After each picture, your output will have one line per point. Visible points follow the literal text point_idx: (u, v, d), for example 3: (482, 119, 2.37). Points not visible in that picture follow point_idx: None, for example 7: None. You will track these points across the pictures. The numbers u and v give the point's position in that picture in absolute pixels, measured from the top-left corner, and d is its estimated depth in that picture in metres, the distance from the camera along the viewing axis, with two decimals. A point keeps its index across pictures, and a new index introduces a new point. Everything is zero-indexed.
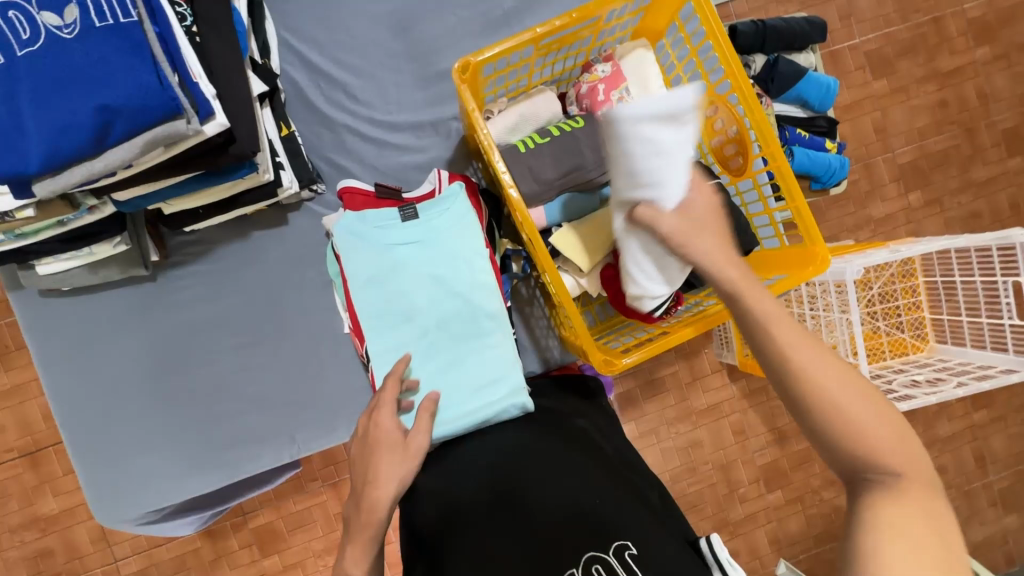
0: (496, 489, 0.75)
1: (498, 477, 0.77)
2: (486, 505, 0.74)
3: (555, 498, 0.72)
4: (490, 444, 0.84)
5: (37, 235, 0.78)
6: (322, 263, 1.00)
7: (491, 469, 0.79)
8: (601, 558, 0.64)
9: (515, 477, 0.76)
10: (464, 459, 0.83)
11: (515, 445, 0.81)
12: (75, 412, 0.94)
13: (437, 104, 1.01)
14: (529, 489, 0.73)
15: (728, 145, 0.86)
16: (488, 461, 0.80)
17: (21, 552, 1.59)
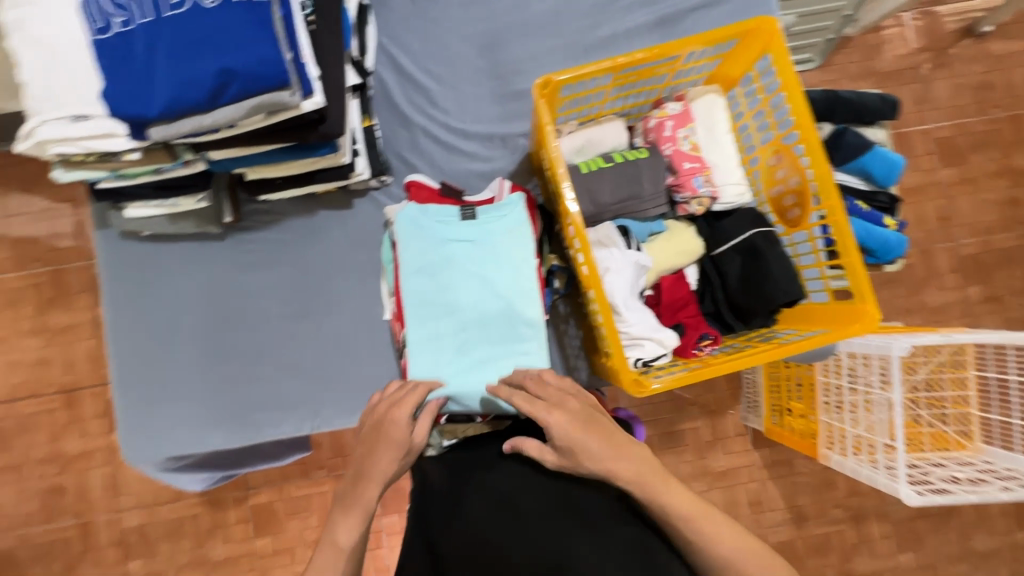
0: (485, 520, 0.71)
1: (487, 507, 0.73)
2: (474, 531, 0.70)
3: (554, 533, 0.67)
4: (486, 467, 0.82)
5: (135, 178, 0.87)
6: (376, 250, 1.04)
7: (487, 493, 0.76)
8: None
9: (511, 506, 0.72)
10: (456, 480, 0.81)
11: (510, 474, 0.79)
12: (126, 348, 1.01)
13: (509, 120, 1.06)
14: (529, 519, 0.70)
15: (788, 196, 0.87)
16: (480, 485, 0.77)
17: (41, 484, 1.70)
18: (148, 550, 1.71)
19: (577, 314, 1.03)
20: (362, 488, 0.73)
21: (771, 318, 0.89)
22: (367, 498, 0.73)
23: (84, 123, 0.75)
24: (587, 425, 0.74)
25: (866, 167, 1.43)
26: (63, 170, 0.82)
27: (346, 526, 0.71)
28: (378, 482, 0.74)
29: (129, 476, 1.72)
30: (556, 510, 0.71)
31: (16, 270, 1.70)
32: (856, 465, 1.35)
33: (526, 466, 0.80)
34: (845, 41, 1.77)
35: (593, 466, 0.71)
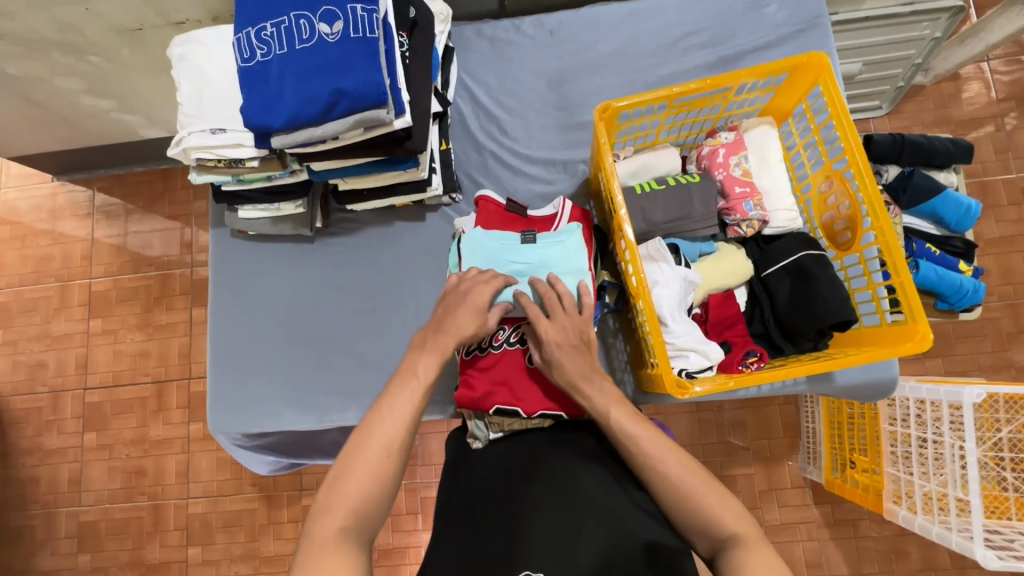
0: (516, 515, 0.78)
1: (514, 508, 0.79)
2: (496, 533, 0.76)
3: (575, 537, 0.74)
4: (512, 464, 0.86)
5: (251, 183, 1.03)
6: (443, 258, 1.15)
7: (512, 491, 0.81)
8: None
9: (535, 506, 0.78)
10: (484, 480, 0.86)
11: (541, 472, 0.83)
12: (223, 331, 1.15)
13: (572, 147, 1.16)
14: (550, 520, 0.76)
15: (839, 220, 0.89)
16: (508, 485, 0.82)
17: (125, 464, 1.89)
18: (207, 538, 1.84)
19: (625, 329, 1.07)
20: (438, 336, 0.87)
21: (820, 340, 0.89)
22: (442, 344, 0.86)
23: (221, 135, 0.93)
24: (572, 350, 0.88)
25: (936, 210, 1.39)
26: (197, 173, 0.99)
27: (423, 364, 0.84)
28: (451, 331, 0.88)
29: (200, 465, 1.88)
30: (577, 515, 0.76)
31: (133, 271, 1.97)
32: (926, 522, 1.25)
33: (553, 465, 0.83)
34: (916, 90, 1.78)
35: (564, 380, 0.88)
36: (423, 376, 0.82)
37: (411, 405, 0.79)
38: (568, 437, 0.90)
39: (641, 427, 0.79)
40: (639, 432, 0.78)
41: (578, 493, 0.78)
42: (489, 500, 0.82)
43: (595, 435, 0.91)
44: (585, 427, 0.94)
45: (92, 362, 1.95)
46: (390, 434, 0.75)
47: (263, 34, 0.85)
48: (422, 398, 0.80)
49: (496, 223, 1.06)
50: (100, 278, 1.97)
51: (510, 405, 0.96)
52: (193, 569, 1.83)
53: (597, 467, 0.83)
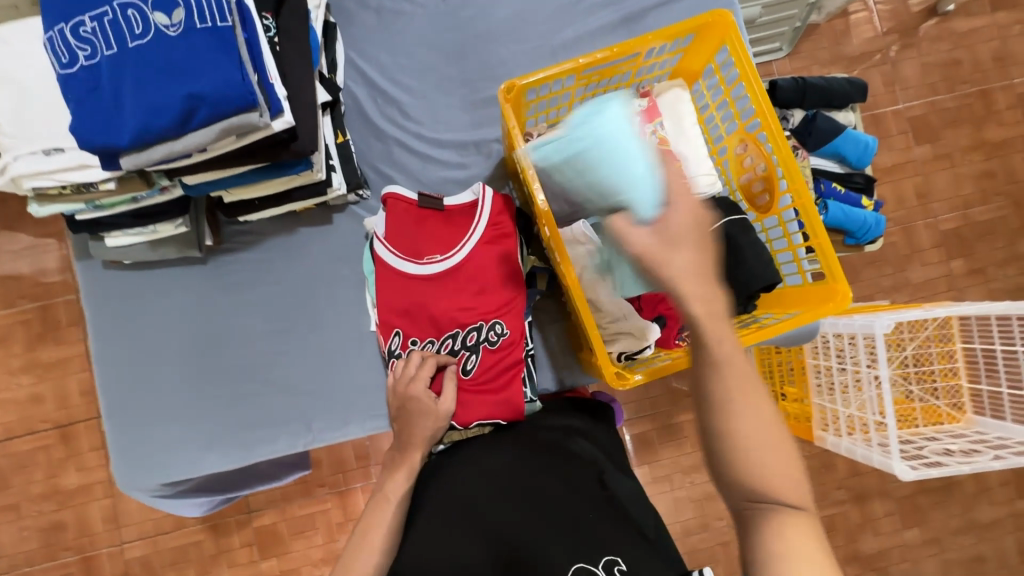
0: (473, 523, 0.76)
1: (470, 509, 0.78)
2: (451, 534, 0.76)
3: (534, 534, 0.73)
4: (465, 468, 0.84)
5: (111, 208, 0.87)
6: (358, 262, 1.05)
7: (469, 496, 0.80)
8: (590, 567, 0.68)
9: (495, 508, 0.77)
10: (442, 488, 0.83)
11: (498, 472, 0.81)
12: (113, 377, 1.01)
13: (482, 126, 1.07)
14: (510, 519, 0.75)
15: (756, 182, 0.88)
16: (461, 487, 0.81)
17: (40, 522, 1.70)
18: None
19: (561, 313, 1.04)
20: (408, 453, 0.87)
21: (749, 304, 0.90)
22: (412, 460, 0.86)
23: (59, 156, 0.77)
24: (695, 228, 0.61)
25: (839, 150, 1.45)
26: (38, 204, 0.83)
27: (395, 484, 0.83)
28: (422, 447, 0.87)
29: (129, 507, 1.72)
30: (541, 512, 0.75)
31: (4, 306, 1.71)
32: (850, 444, 1.35)
33: (510, 464, 0.83)
34: (812, 28, 1.82)
35: (671, 268, 0.59)
36: (394, 496, 0.82)
37: (391, 529, 0.79)
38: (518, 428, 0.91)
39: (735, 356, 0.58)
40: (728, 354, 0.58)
41: (540, 487, 0.78)
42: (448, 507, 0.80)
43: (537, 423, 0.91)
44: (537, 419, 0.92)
45: None
46: (369, 566, 0.75)
47: (82, 30, 0.69)
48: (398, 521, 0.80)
49: (410, 223, 0.97)
50: None
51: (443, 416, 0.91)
52: None
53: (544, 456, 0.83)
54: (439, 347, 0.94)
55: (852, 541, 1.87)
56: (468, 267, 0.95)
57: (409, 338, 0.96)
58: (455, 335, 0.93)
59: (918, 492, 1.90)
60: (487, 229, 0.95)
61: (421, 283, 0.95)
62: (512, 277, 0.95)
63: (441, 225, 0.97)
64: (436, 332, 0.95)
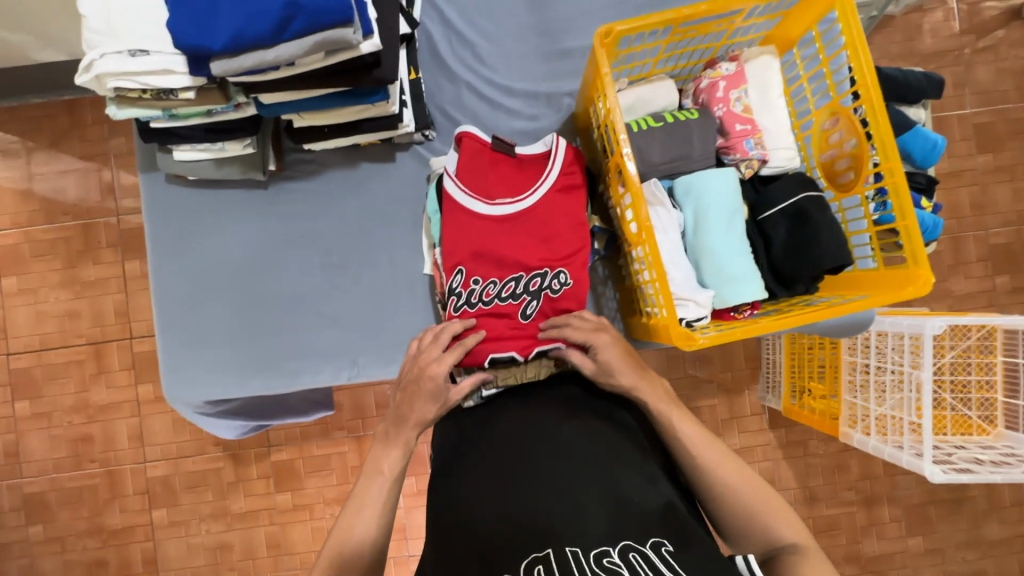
0: (512, 481, 0.76)
1: (514, 473, 0.77)
2: (490, 487, 0.76)
3: (578, 499, 0.72)
4: (509, 431, 0.83)
5: (186, 119, 0.87)
6: (416, 204, 1.05)
7: (508, 453, 0.80)
8: (637, 548, 0.65)
9: (533, 466, 0.77)
10: (479, 439, 0.85)
11: (539, 431, 0.82)
12: (168, 290, 1.02)
13: (555, 78, 1.05)
14: (554, 487, 0.74)
15: (841, 159, 0.85)
16: (505, 449, 0.80)
17: (69, 432, 1.76)
18: (171, 500, 1.77)
19: (615, 276, 1.03)
20: (402, 430, 0.86)
21: (813, 284, 0.88)
22: (406, 437, 0.86)
23: (144, 58, 0.76)
24: (621, 353, 0.87)
25: (907, 146, 1.37)
26: (117, 106, 0.82)
27: (389, 458, 0.85)
28: (417, 423, 0.87)
29: (154, 428, 1.77)
30: (585, 475, 0.75)
31: (47, 221, 1.75)
32: (879, 443, 1.34)
33: (553, 431, 0.81)
34: (887, 20, 1.74)
35: (625, 379, 0.85)
36: (389, 470, 0.84)
37: (385, 500, 0.81)
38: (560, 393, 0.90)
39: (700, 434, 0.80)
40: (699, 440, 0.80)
41: (584, 454, 0.77)
42: (486, 455, 0.81)
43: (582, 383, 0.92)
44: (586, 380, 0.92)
45: (12, 325, 1.76)
46: (369, 529, 0.78)
47: None
48: (393, 491, 0.82)
49: (483, 163, 0.97)
50: (8, 231, 1.74)
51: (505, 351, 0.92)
52: (160, 531, 1.78)
53: (588, 425, 0.82)
54: (500, 289, 0.94)
55: (854, 543, 1.88)
56: (537, 215, 0.95)
57: (471, 277, 0.94)
58: (518, 279, 0.94)
59: (928, 503, 1.90)
60: (558, 179, 0.95)
61: (488, 224, 0.95)
62: (577, 230, 0.95)
63: (512, 168, 0.98)
64: (499, 272, 0.95)
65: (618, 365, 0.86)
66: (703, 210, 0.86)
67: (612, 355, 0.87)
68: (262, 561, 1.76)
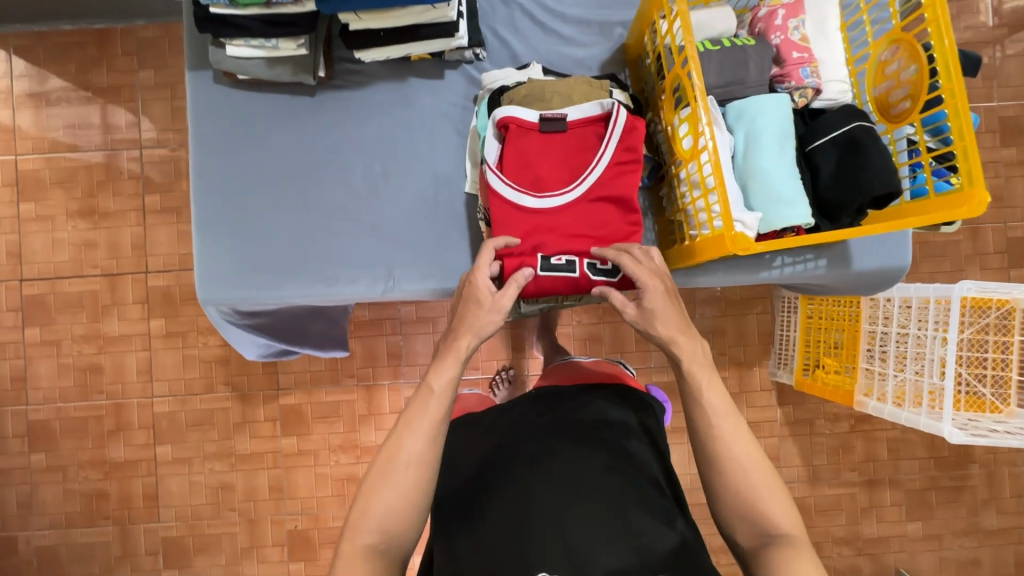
0: (525, 505, 0.80)
1: (526, 497, 0.81)
2: (501, 510, 0.80)
3: (589, 532, 0.77)
4: (518, 455, 0.86)
5: (245, 7, 0.88)
6: (462, 125, 1.05)
7: (520, 477, 0.83)
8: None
9: (544, 492, 0.81)
10: (492, 457, 0.88)
11: (550, 457, 0.85)
12: (209, 191, 1.02)
13: (609, 8, 1.05)
14: (571, 522, 0.77)
15: (896, 90, 0.85)
16: (521, 471, 0.84)
17: (78, 361, 1.75)
18: (176, 437, 1.76)
19: (655, 208, 1.03)
20: (455, 343, 0.85)
21: (858, 217, 0.89)
22: (458, 348, 0.85)
23: None
24: (668, 302, 0.87)
25: None
26: None
27: (440, 374, 0.83)
28: (472, 334, 0.85)
29: (165, 363, 1.76)
30: (600, 508, 0.79)
31: (69, 149, 1.74)
32: (895, 409, 1.36)
33: (570, 460, 0.84)
34: None
35: (665, 330, 0.87)
36: (440, 389, 0.82)
37: (435, 419, 0.81)
38: (576, 411, 0.93)
39: (723, 411, 0.82)
40: (721, 409, 0.82)
41: (599, 489, 0.81)
42: (498, 477, 0.85)
43: (602, 406, 0.94)
44: (606, 401, 0.95)
45: (27, 251, 1.74)
46: (415, 449, 0.79)
47: None
48: (441, 411, 0.82)
49: (533, 146, 0.93)
50: (28, 156, 1.73)
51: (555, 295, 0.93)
52: (163, 467, 1.77)
53: (606, 457, 0.85)
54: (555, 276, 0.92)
55: (854, 526, 1.89)
56: (587, 203, 0.93)
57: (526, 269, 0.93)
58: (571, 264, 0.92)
59: (929, 489, 1.91)
60: (609, 166, 0.93)
61: (541, 216, 0.93)
62: (627, 218, 0.94)
63: (562, 151, 0.94)
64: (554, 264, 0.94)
65: (662, 313, 0.87)
66: (754, 133, 0.87)
67: (659, 300, 0.87)
68: (263, 502, 1.75)
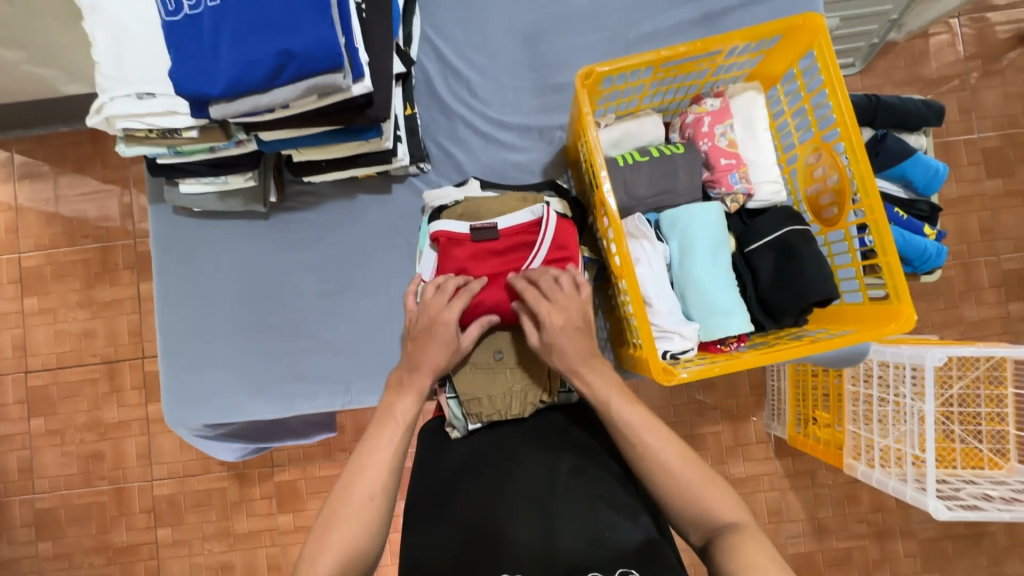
0: (488, 509, 0.75)
1: (491, 500, 0.76)
2: (465, 518, 0.75)
3: (551, 532, 0.72)
4: (485, 461, 0.81)
5: (190, 155, 0.92)
6: (412, 234, 1.07)
7: (484, 480, 0.78)
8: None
9: (508, 498, 0.75)
10: (457, 467, 0.82)
11: (519, 457, 0.80)
12: (173, 315, 1.06)
13: (548, 112, 1.08)
14: (528, 527, 0.72)
15: (824, 194, 0.87)
16: (481, 479, 0.78)
17: (79, 450, 1.70)
18: (177, 518, 1.69)
19: (605, 305, 1.04)
20: (415, 376, 0.82)
21: (801, 317, 0.88)
22: (422, 385, 0.82)
23: (150, 101, 0.81)
24: (568, 335, 0.83)
25: (906, 174, 1.25)
26: (126, 144, 0.87)
27: (402, 405, 0.80)
28: (432, 371, 0.82)
29: (164, 446, 1.70)
30: (559, 507, 0.73)
31: (68, 244, 1.71)
32: (883, 476, 1.30)
33: (536, 462, 0.79)
34: (887, 47, 1.67)
35: (563, 362, 0.82)
36: (402, 418, 0.79)
37: (396, 448, 0.76)
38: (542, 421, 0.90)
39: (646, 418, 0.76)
40: (640, 423, 0.76)
41: (563, 487, 0.75)
42: (461, 484, 0.79)
43: (564, 413, 0.89)
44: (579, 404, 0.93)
45: (31, 343, 1.72)
46: (378, 480, 0.73)
47: None
48: (403, 441, 0.77)
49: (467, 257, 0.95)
50: (31, 254, 1.72)
51: (502, 399, 0.92)
52: (164, 550, 1.69)
53: (574, 457, 0.80)
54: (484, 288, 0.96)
55: None
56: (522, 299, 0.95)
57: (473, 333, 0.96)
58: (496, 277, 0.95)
59: (944, 538, 1.74)
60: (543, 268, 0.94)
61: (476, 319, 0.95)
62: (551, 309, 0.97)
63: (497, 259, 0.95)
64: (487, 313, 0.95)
65: (562, 345, 0.82)
66: (687, 242, 0.88)
67: (558, 336, 0.82)
68: None
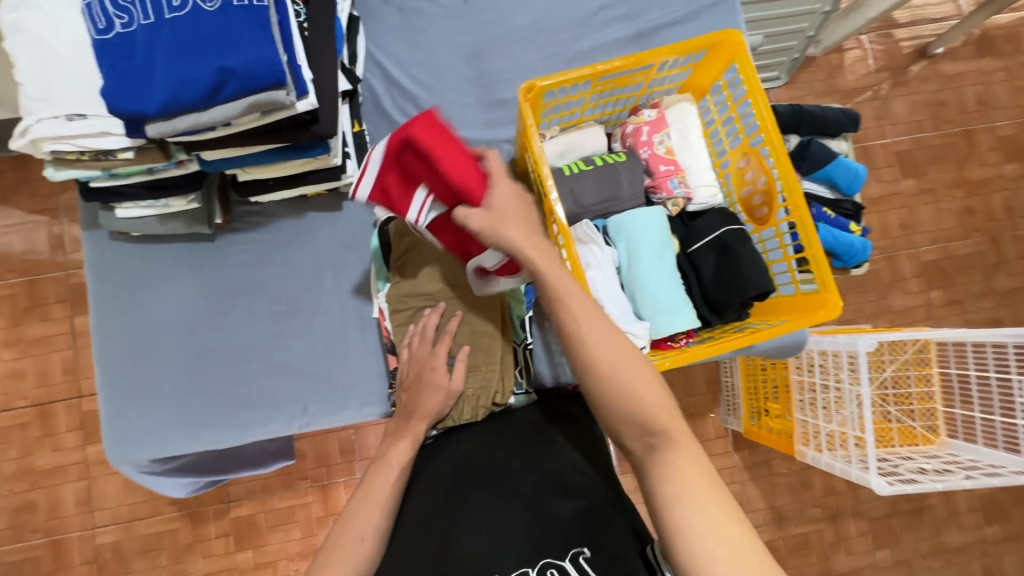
0: (447, 514, 0.78)
1: (449, 502, 0.80)
2: (423, 523, 0.78)
3: (505, 525, 0.76)
4: (444, 467, 0.85)
5: (127, 178, 0.88)
6: (365, 249, 1.07)
7: (444, 485, 0.82)
8: (557, 563, 0.72)
9: (469, 497, 0.79)
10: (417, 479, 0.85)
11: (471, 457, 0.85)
12: (112, 345, 1.00)
13: (495, 126, 1.11)
14: (484, 526, 0.76)
15: (755, 195, 0.95)
16: (440, 485, 0.82)
17: (8, 501, 1.56)
18: (122, 567, 1.57)
19: None
20: (412, 422, 0.87)
21: (743, 310, 0.94)
22: (415, 430, 0.86)
23: (80, 122, 0.78)
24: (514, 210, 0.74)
25: (831, 176, 1.34)
26: (55, 168, 0.83)
27: (397, 449, 0.85)
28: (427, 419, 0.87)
29: (105, 490, 1.58)
30: (510, 499, 0.78)
31: None
32: (831, 459, 1.37)
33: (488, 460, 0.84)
34: (808, 61, 1.82)
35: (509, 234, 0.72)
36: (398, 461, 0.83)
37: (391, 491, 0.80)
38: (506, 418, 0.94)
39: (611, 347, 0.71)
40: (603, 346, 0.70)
41: (514, 479, 0.81)
42: (420, 492, 0.83)
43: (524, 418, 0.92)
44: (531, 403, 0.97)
45: None
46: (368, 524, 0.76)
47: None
48: (397, 484, 0.81)
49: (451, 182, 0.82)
50: None
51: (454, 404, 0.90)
52: None
53: (523, 451, 0.85)
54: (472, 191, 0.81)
55: (826, 561, 1.80)
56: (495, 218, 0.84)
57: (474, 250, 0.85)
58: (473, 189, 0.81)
59: (892, 515, 1.85)
60: None
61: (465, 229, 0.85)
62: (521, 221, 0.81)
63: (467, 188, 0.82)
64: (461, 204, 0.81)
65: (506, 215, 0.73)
66: (634, 246, 0.92)
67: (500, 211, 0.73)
68: None
